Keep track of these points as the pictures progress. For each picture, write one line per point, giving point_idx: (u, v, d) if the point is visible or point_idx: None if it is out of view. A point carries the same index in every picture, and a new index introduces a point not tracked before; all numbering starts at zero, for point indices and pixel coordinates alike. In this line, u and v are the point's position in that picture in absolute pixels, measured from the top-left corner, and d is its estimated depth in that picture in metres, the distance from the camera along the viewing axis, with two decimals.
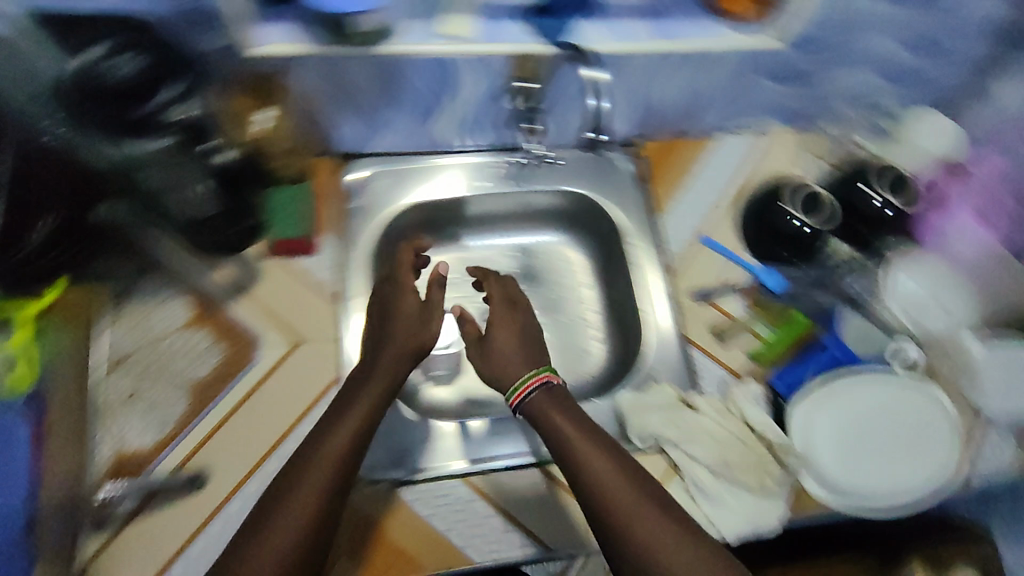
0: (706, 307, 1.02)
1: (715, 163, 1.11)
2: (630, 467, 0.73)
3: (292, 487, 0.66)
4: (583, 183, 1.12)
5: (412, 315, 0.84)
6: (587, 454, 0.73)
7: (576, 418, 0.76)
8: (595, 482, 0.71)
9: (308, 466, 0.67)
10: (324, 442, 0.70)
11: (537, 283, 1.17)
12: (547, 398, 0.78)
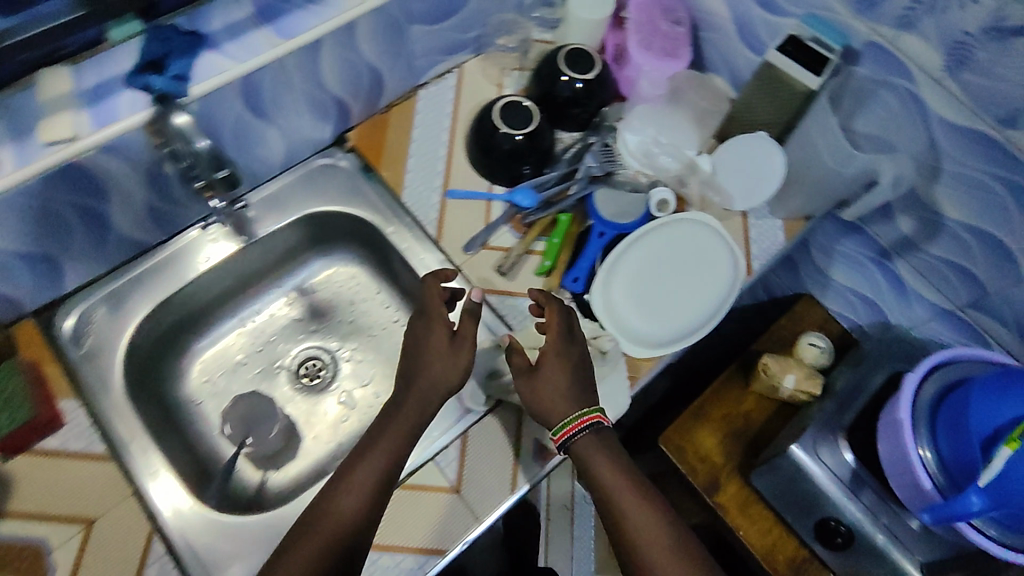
0: (482, 254, 0.87)
1: (422, 123, 0.93)
2: (663, 510, 0.68)
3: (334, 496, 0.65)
4: (315, 192, 0.89)
5: (445, 336, 0.74)
6: (624, 497, 0.68)
7: (616, 455, 0.70)
8: (630, 522, 0.66)
9: (355, 472, 0.67)
10: (355, 480, 0.67)
11: (325, 311, 0.96)
12: (594, 446, 0.70)
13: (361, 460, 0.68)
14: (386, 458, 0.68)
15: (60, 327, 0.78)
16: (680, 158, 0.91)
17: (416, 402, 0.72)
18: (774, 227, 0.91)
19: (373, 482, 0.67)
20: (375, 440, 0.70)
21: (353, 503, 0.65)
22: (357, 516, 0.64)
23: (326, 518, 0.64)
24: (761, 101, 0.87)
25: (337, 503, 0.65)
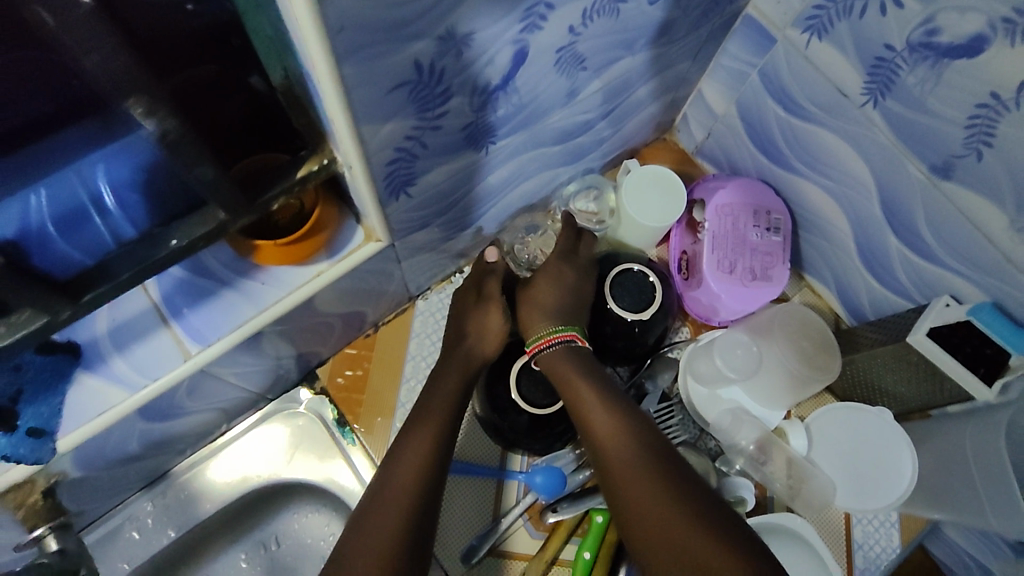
0: (491, 561, 0.66)
1: (417, 357, 0.71)
2: (652, 439, 0.51)
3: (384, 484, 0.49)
4: (274, 455, 0.68)
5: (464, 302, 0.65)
6: (595, 402, 0.54)
7: (598, 390, 0.55)
8: (618, 479, 0.49)
9: (403, 459, 0.50)
10: (409, 448, 0.52)
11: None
12: (567, 358, 0.58)
13: (405, 436, 0.53)
14: (448, 406, 0.56)
15: None
16: (764, 433, 0.66)
17: (459, 363, 0.60)
18: (888, 524, 0.67)
19: (434, 475, 0.50)
20: (418, 422, 0.54)
21: (420, 475, 0.50)
22: (422, 498, 0.48)
23: (388, 504, 0.47)
24: (887, 369, 0.63)
25: (405, 444, 0.52)
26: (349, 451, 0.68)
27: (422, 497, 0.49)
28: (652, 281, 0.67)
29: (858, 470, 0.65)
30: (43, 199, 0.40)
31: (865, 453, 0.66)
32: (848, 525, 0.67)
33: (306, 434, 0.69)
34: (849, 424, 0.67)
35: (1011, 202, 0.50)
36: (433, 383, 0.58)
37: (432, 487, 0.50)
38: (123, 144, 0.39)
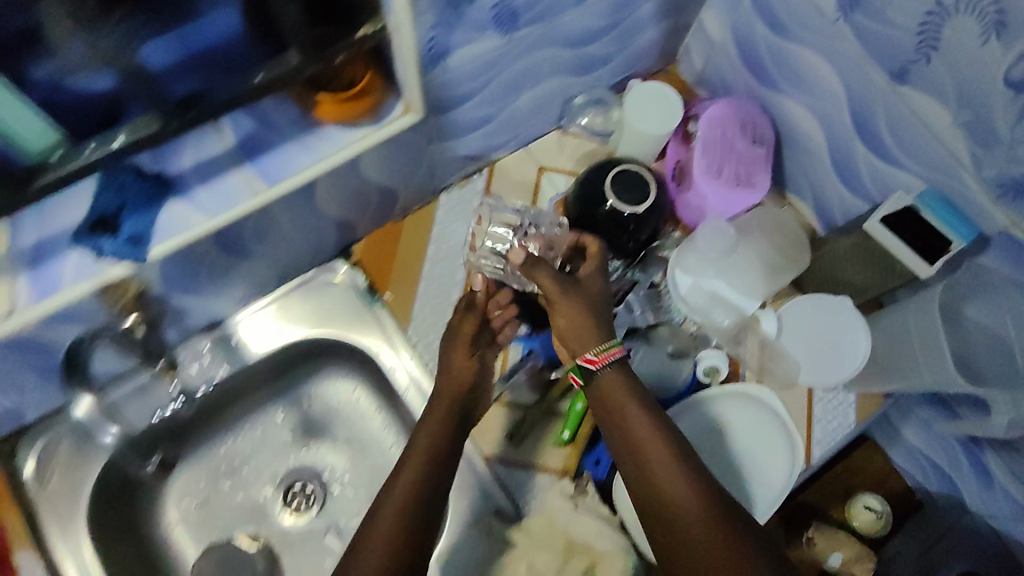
0: (495, 412, 0.75)
1: (440, 240, 0.81)
2: (703, 470, 0.53)
3: (375, 519, 0.56)
4: (311, 314, 0.79)
5: (459, 345, 0.66)
6: (637, 412, 0.56)
7: (645, 406, 0.56)
8: (694, 540, 0.50)
9: (389, 502, 0.57)
10: (427, 424, 0.62)
11: (319, 428, 0.86)
12: (620, 383, 0.57)
13: (395, 475, 0.59)
14: (439, 444, 0.61)
15: (22, 463, 0.71)
16: (737, 314, 0.77)
17: (449, 394, 0.64)
18: (846, 404, 0.78)
19: (416, 513, 0.57)
20: (405, 462, 0.60)
21: (408, 501, 0.57)
22: (411, 533, 0.56)
23: (382, 525, 0.56)
24: (849, 261, 0.73)
25: (405, 468, 0.59)
26: (377, 314, 0.79)
27: (410, 532, 0.56)
28: (647, 179, 0.75)
29: (820, 349, 0.75)
30: (172, 38, 0.50)
31: (827, 334, 0.75)
32: (810, 400, 0.77)
33: (341, 299, 0.79)
34: (818, 308, 0.75)
35: (955, 98, 0.59)
36: (425, 418, 0.63)
37: (420, 527, 0.56)
38: (209, 19, 0.51)
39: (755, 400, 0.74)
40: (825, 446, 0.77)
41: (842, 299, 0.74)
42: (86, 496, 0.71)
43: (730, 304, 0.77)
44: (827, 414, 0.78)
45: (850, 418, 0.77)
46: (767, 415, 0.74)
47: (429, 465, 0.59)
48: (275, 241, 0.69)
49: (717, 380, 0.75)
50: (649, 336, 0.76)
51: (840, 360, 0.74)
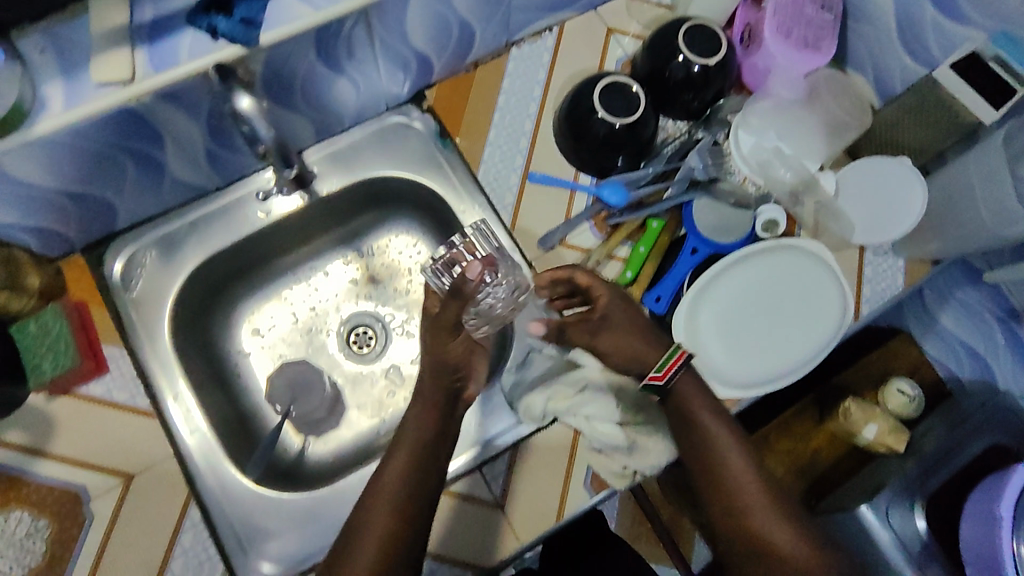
0: (559, 252, 0.78)
1: (510, 92, 0.81)
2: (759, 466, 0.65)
3: (364, 529, 0.59)
4: (385, 152, 0.81)
5: (439, 328, 0.64)
6: (717, 425, 0.66)
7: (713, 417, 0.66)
8: (768, 540, 0.62)
9: (379, 500, 0.61)
10: (393, 459, 0.63)
11: (381, 278, 0.90)
12: (698, 389, 0.67)
13: (377, 486, 0.62)
14: (428, 438, 0.65)
15: (109, 269, 0.74)
16: (800, 172, 0.78)
17: (427, 404, 0.66)
18: (896, 268, 0.80)
19: (410, 519, 0.60)
20: (398, 448, 0.64)
21: (400, 513, 0.60)
22: (396, 542, 0.59)
23: (374, 532, 0.59)
24: (911, 122, 0.75)
25: (394, 459, 0.63)
26: (446, 157, 0.81)
27: (401, 532, 0.59)
28: (719, 33, 0.76)
29: (875, 207, 0.77)
30: None
31: (884, 192, 0.77)
32: (862, 261, 0.79)
33: (410, 143, 0.81)
34: (873, 169, 0.78)
35: None
36: (408, 414, 0.67)
37: (412, 519, 0.60)
38: None
39: (814, 252, 0.76)
40: (874, 302, 0.79)
41: (900, 159, 0.77)
42: (170, 304, 0.75)
43: (791, 164, 0.79)
44: (878, 273, 0.79)
45: (898, 279, 0.80)
46: (819, 269, 0.75)
47: (411, 451, 0.63)
48: (358, 64, 0.70)
49: (775, 235, 0.78)
50: (711, 189, 0.79)
51: (894, 216, 0.77)
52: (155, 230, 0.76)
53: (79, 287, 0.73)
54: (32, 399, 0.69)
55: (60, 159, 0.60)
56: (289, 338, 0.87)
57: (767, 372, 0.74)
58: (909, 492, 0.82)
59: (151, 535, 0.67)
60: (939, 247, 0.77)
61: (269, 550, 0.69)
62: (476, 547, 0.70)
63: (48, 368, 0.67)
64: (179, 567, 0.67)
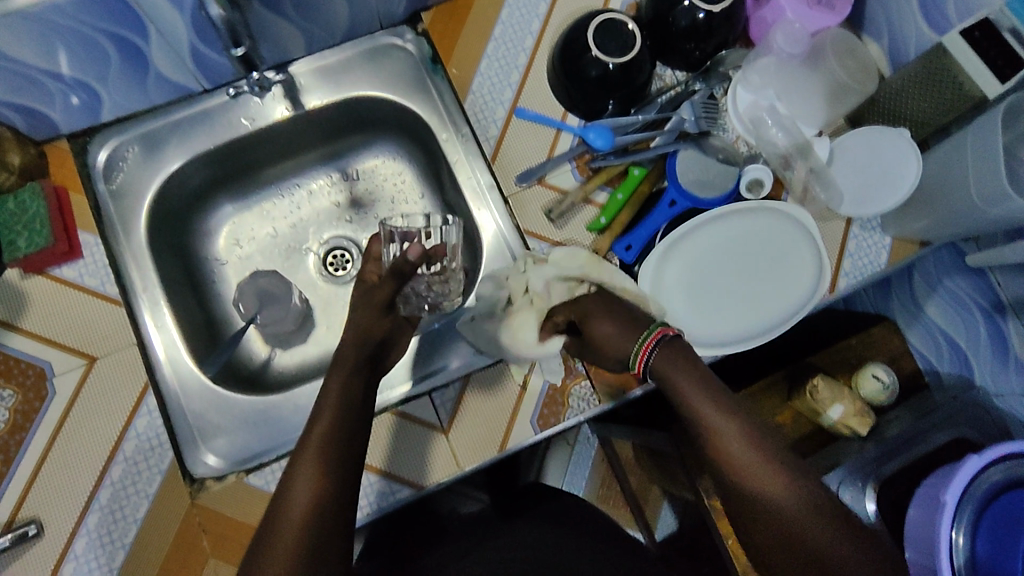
0: (535, 191, 0.77)
1: (507, 23, 0.80)
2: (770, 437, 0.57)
3: (287, 504, 0.53)
4: (374, 73, 0.80)
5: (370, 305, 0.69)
6: (706, 401, 0.57)
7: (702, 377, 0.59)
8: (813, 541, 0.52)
9: (295, 476, 0.55)
10: (321, 417, 0.59)
11: (364, 203, 0.90)
12: (669, 359, 0.60)
13: (293, 464, 0.56)
14: (351, 413, 0.60)
15: (93, 158, 0.75)
16: (794, 134, 0.76)
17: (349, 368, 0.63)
18: (880, 245, 0.77)
19: (332, 494, 0.54)
20: (312, 424, 0.58)
21: (320, 480, 0.54)
22: (319, 510, 0.53)
23: (293, 509, 0.53)
24: (916, 92, 0.73)
25: (316, 429, 0.58)
26: (436, 83, 0.79)
27: (324, 507, 0.53)
28: None
29: (867, 177, 0.75)
30: None
31: (876, 163, 0.75)
32: (845, 234, 0.77)
33: (401, 66, 0.80)
34: (872, 140, 0.75)
35: None
36: (326, 387, 0.62)
37: (335, 493, 0.54)
38: None
39: (796, 216, 0.74)
40: (852, 277, 0.76)
41: (896, 131, 0.74)
42: (147, 200, 0.76)
43: (786, 125, 0.76)
44: (857, 250, 0.77)
45: (880, 256, 0.77)
46: (805, 232, 0.74)
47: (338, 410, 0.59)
48: None
49: (758, 195, 0.75)
50: (701, 142, 0.77)
51: (883, 189, 0.74)
52: (139, 126, 0.77)
53: (62, 172, 0.75)
54: (6, 273, 0.71)
55: (37, 31, 0.60)
56: (267, 252, 0.88)
57: (732, 334, 0.73)
58: (862, 474, 0.83)
59: (107, 417, 0.69)
60: (928, 227, 0.74)
61: (218, 445, 0.72)
62: (420, 469, 0.71)
63: (21, 247, 0.69)
64: (131, 449, 0.69)
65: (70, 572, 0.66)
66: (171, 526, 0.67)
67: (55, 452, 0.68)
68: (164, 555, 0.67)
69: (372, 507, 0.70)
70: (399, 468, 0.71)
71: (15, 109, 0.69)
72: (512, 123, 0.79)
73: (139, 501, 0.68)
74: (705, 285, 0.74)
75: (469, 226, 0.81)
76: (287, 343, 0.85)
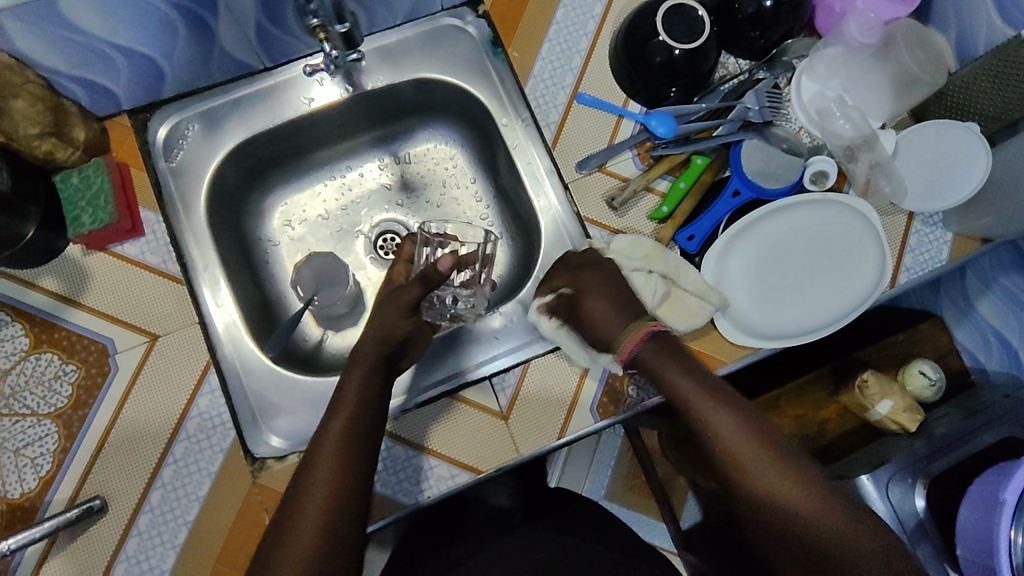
0: (596, 178, 0.77)
1: (569, 6, 0.79)
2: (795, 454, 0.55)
3: (301, 499, 0.54)
4: (434, 55, 0.79)
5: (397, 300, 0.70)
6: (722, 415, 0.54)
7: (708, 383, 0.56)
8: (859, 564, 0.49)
9: (316, 464, 0.56)
10: (338, 410, 0.60)
11: (414, 186, 0.89)
12: (664, 350, 0.58)
13: (314, 453, 0.57)
14: (368, 404, 0.61)
15: (153, 134, 0.75)
16: (860, 127, 0.75)
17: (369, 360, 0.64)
18: (942, 241, 0.76)
19: (352, 481, 0.55)
20: (334, 415, 0.59)
21: (338, 474, 0.55)
22: (339, 502, 0.54)
23: (314, 496, 0.54)
24: (987, 86, 0.72)
25: (334, 421, 0.59)
26: (496, 66, 0.79)
27: (347, 494, 0.54)
28: None
29: (932, 172, 0.75)
30: None
31: (943, 158, 0.74)
32: (907, 229, 0.76)
33: (460, 49, 0.79)
34: (938, 135, 0.75)
35: None
36: (345, 379, 0.63)
37: (354, 482, 0.55)
38: None
39: (861, 208, 0.73)
40: (913, 271, 0.76)
41: (964, 125, 0.74)
42: (205, 179, 0.76)
43: (852, 116, 0.75)
44: (920, 247, 0.76)
45: (943, 252, 0.76)
46: (870, 227, 0.74)
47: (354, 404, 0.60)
48: None
49: (822, 187, 0.76)
50: (765, 132, 0.76)
51: (947, 184, 0.74)
52: (198, 105, 0.76)
53: (123, 148, 0.74)
54: (69, 249, 0.71)
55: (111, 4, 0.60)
56: (319, 233, 0.87)
57: (791, 327, 0.73)
58: (913, 470, 0.79)
59: (170, 394, 0.70)
60: (992, 223, 0.73)
61: (278, 425, 0.72)
62: (449, 441, 0.71)
63: (86, 222, 0.69)
64: (194, 427, 0.69)
65: (134, 547, 0.67)
66: (233, 505, 0.68)
67: (119, 427, 0.69)
68: (227, 532, 0.67)
69: (384, 469, 0.70)
70: (415, 435, 0.71)
71: (80, 83, 0.69)
72: (572, 108, 0.78)
73: (201, 479, 0.68)
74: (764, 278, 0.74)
75: (526, 211, 0.81)
76: (338, 326, 0.84)
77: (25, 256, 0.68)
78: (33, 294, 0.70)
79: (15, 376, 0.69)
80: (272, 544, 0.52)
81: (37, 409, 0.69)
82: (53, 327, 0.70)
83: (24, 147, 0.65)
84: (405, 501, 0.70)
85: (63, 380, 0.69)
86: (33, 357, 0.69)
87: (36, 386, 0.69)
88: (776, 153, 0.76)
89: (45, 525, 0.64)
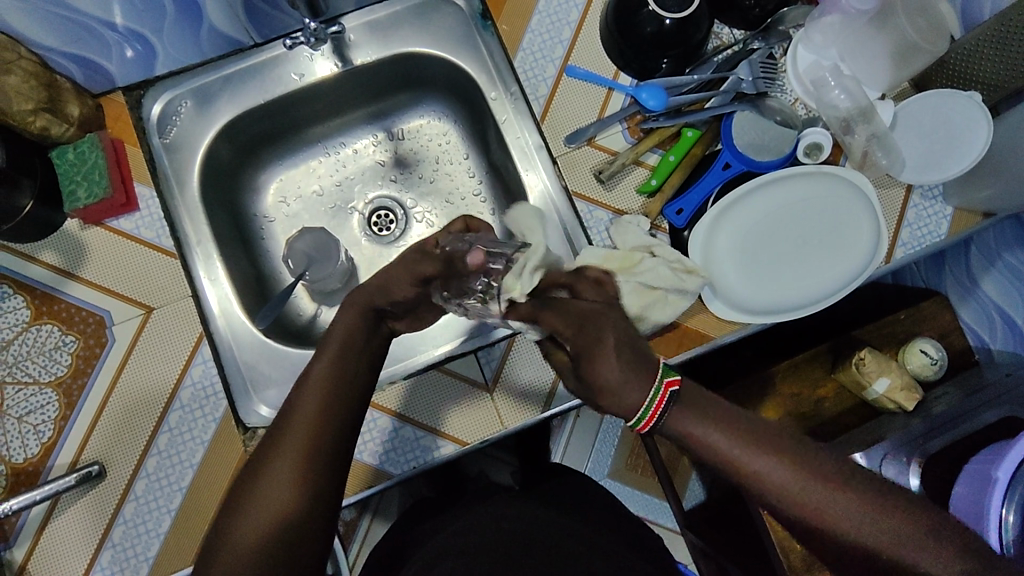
0: (585, 152, 0.76)
1: None
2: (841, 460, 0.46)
3: (279, 447, 0.53)
4: (423, 28, 0.79)
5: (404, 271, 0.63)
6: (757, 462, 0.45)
7: (738, 423, 0.46)
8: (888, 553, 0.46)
9: (295, 415, 0.55)
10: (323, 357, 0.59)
11: (408, 163, 0.90)
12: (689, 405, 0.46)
13: (297, 396, 0.56)
14: (354, 353, 0.60)
15: (147, 111, 0.76)
16: (857, 98, 0.73)
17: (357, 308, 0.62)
18: (941, 216, 0.74)
19: (332, 423, 0.55)
20: (317, 360, 0.58)
21: (320, 421, 0.55)
22: (319, 452, 0.54)
23: (291, 441, 0.53)
24: (989, 54, 0.70)
25: (318, 366, 0.58)
26: (485, 40, 0.78)
27: (324, 444, 0.54)
28: None
29: (929, 144, 0.73)
30: None
31: (942, 130, 0.72)
32: (904, 203, 0.74)
33: (449, 23, 0.79)
34: (939, 108, 0.73)
35: None
36: (332, 325, 0.61)
37: (335, 432, 0.55)
38: None
39: (853, 180, 0.72)
40: (908, 245, 0.74)
41: (965, 94, 0.72)
42: (199, 153, 0.77)
43: (848, 87, 0.73)
44: (916, 220, 0.74)
45: (941, 226, 0.74)
46: (867, 204, 0.72)
47: (338, 354, 0.59)
48: None
49: (816, 160, 0.74)
50: (758, 104, 0.74)
51: (944, 155, 0.72)
52: (189, 81, 0.77)
53: (117, 125, 0.76)
54: (67, 224, 0.73)
55: None
56: (315, 209, 0.88)
57: (785, 302, 0.72)
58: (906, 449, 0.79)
59: (165, 363, 0.72)
60: (992, 196, 0.71)
61: (267, 397, 0.74)
62: (440, 415, 0.72)
63: (81, 197, 0.71)
64: (187, 397, 0.71)
65: (131, 511, 0.69)
66: (225, 473, 0.70)
67: (116, 396, 0.71)
68: (217, 499, 0.69)
69: (376, 442, 0.71)
70: (406, 408, 0.72)
71: (73, 60, 0.70)
72: (559, 82, 0.77)
73: (194, 447, 0.70)
74: (747, 260, 0.73)
75: (516, 186, 0.80)
76: (331, 302, 0.85)
77: (23, 232, 0.70)
78: (32, 268, 0.72)
79: (17, 346, 0.71)
80: (243, 491, 0.53)
81: (38, 378, 0.71)
82: (51, 300, 0.72)
83: (19, 122, 0.66)
84: (391, 471, 0.71)
85: (62, 351, 0.72)
86: (34, 329, 0.72)
87: (37, 356, 0.71)
88: (768, 124, 0.74)
89: (46, 487, 0.67)
